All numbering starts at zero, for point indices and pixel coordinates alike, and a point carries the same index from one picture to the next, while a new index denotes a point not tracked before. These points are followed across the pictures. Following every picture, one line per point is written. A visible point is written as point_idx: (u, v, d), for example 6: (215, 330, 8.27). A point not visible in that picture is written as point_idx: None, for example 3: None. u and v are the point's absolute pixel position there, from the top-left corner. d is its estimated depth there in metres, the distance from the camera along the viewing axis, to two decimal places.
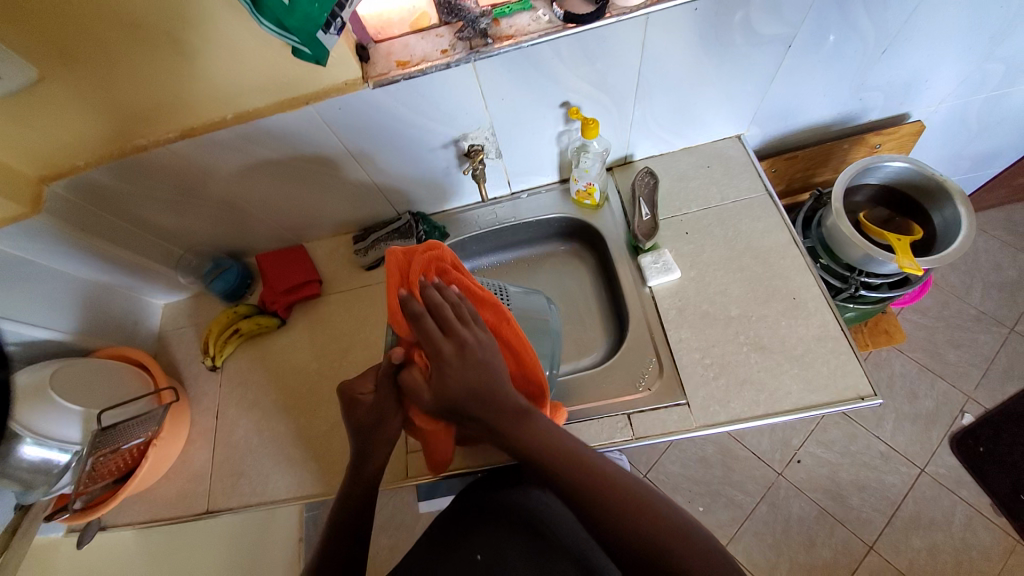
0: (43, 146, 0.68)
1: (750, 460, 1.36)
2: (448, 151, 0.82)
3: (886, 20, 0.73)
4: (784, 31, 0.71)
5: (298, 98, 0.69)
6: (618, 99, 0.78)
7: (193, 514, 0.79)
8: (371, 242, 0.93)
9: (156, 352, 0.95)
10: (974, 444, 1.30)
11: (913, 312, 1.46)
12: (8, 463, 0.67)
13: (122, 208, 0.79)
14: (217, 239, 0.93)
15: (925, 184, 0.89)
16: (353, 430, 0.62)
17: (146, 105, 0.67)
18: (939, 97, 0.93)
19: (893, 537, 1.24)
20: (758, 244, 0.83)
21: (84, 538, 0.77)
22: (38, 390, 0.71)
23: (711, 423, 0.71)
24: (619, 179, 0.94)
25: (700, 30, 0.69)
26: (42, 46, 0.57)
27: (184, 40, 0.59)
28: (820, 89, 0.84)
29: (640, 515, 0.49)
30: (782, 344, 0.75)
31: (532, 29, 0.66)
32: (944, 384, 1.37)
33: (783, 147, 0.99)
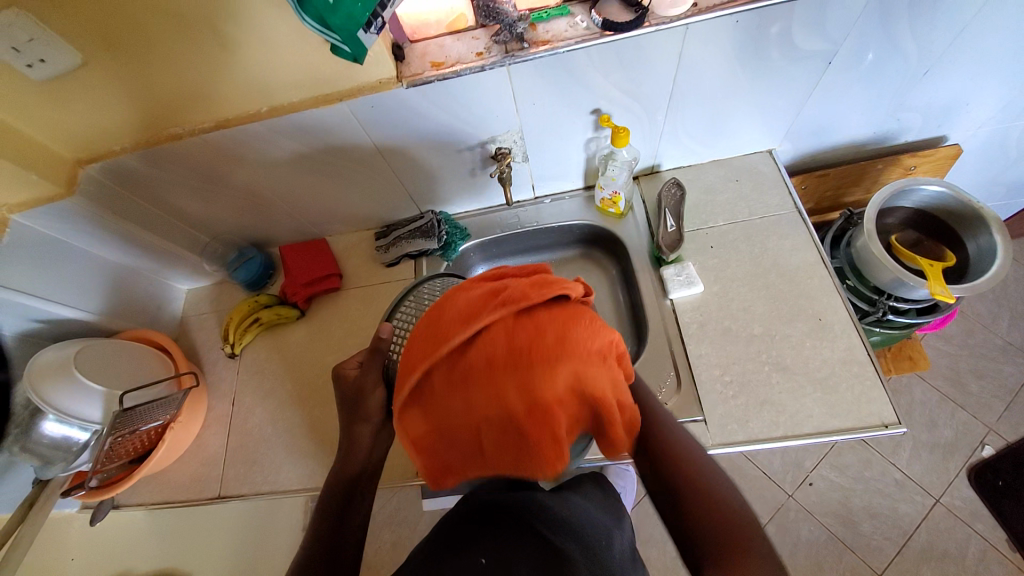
0: (82, 130, 0.70)
1: (760, 479, 1.34)
2: (476, 152, 0.82)
3: (931, 40, 0.71)
4: (824, 47, 0.70)
5: (332, 95, 0.69)
6: (650, 108, 0.77)
7: (206, 498, 0.80)
8: (393, 240, 0.93)
9: (177, 336, 0.96)
10: (994, 477, 1.26)
11: (937, 338, 1.42)
12: (31, 437, 0.70)
13: (152, 194, 0.80)
14: (242, 228, 0.94)
15: (961, 209, 0.87)
16: (340, 402, 0.63)
17: (183, 93, 0.67)
18: (979, 121, 0.91)
19: (904, 568, 1.21)
20: (785, 262, 0.81)
21: (96, 515, 0.79)
22: (63, 367, 0.72)
23: (728, 442, 0.69)
24: (645, 189, 0.93)
25: (739, 42, 0.67)
26: (87, 31, 0.58)
27: (223, 31, 0.60)
28: (858, 108, 0.82)
29: (697, 485, 0.53)
30: (805, 366, 0.73)
31: (568, 36, 0.66)
32: (965, 414, 1.33)
33: (813, 164, 0.98)
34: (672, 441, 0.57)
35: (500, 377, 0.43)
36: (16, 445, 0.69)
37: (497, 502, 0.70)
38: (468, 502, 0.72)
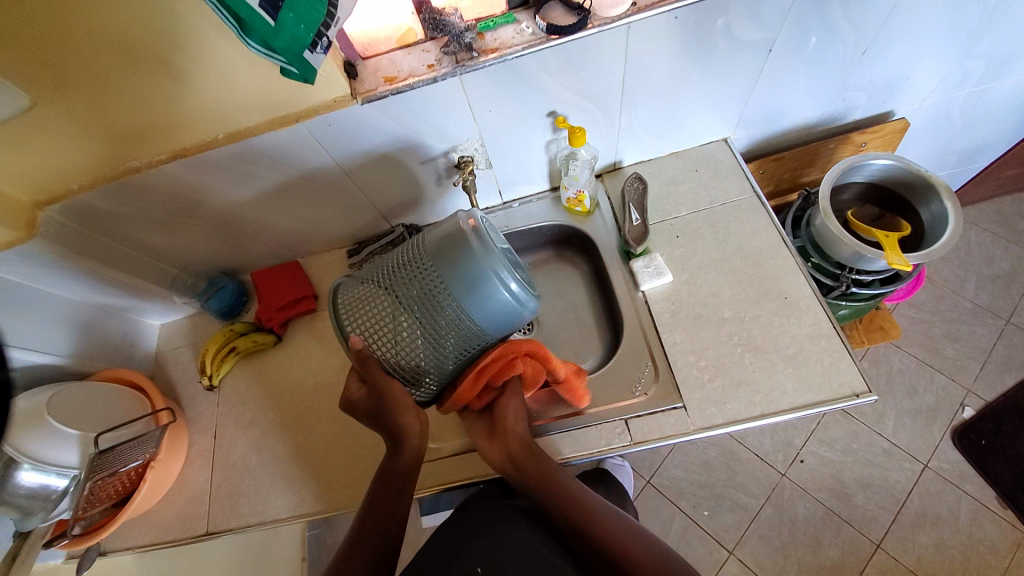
0: (36, 172, 0.69)
1: (753, 461, 1.36)
2: (439, 163, 0.83)
3: (864, 20, 0.75)
4: (763, 35, 0.73)
5: (289, 116, 0.70)
6: (604, 107, 0.79)
7: (193, 535, 0.79)
8: (365, 256, 0.93)
9: (153, 373, 0.94)
10: (977, 437, 1.30)
11: (908, 306, 1.46)
12: (6, 489, 0.67)
13: (116, 230, 0.80)
14: (211, 257, 0.93)
15: (912, 179, 0.90)
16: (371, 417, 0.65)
17: (138, 126, 0.67)
18: (921, 94, 0.95)
19: (900, 535, 1.23)
20: (749, 245, 0.83)
21: (83, 564, 0.75)
22: (36, 414, 0.71)
23: (708, 425, 0.71)
24: (609, 186, 0.95)
25: (681, 36, 0.70)
26: (33, 72, 0.57)
27: (173, 62, 0.60)
28: (804, 90, 0.86)
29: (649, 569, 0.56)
30: (776, 344, 0.75)
31: (516, 42, 0.67)
32: (943, 378, 1.37)
33: (770, 148, 1.01)
34: (603, 519, 0.61)
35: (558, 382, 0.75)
36: None
37: (490, 508, 0.71)
38: (462, 510, 0.72)
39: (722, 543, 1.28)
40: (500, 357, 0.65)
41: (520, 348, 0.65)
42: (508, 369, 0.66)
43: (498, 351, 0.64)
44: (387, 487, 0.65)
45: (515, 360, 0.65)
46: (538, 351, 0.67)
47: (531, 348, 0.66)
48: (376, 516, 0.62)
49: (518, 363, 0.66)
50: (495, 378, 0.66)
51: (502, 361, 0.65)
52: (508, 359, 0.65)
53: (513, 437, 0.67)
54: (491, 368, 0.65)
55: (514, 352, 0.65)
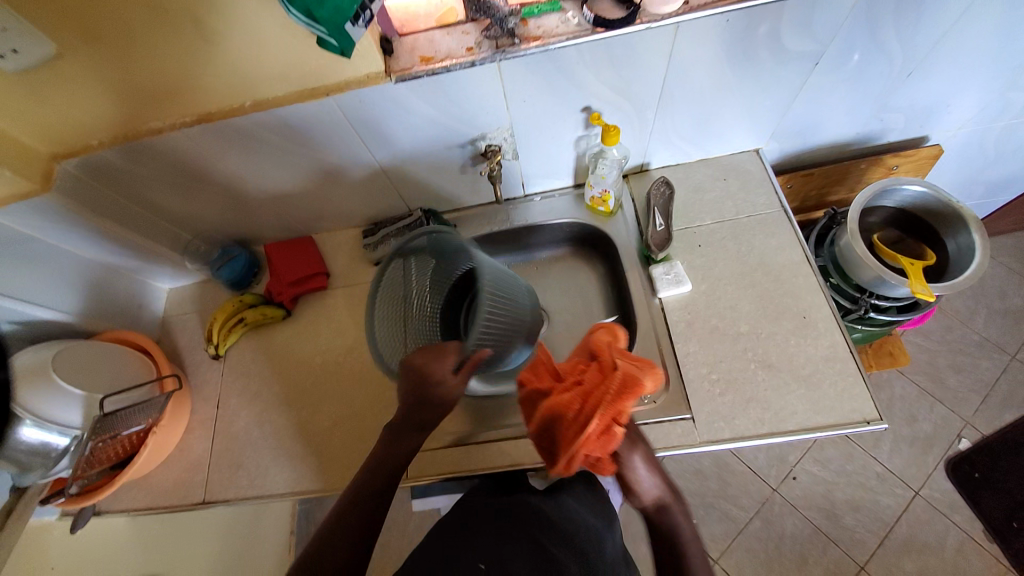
0: (57, 124, 0.67)
1: (746, 474, 1.36)
2: (466, 150, 0.82)
3: (915, 41, 0.72)
4: (811, 48, 0.70)
5: (318, 90, 0.68)
6: (640, 107, 0.77)
7: (189, 503, 0.78)
8: (381, 237, 0.92)
9: (159, 337, 0.94)
10: (970, 469, 1.30)
11: (916, 333, 1.45)
12: (6, 444, 0.66)
13: (130, 189, 0.78)
14: (225, 226, 0.92)
15: (942, 209, 0.89)
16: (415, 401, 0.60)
17: (163, 87, 0.65)
18: (959, 122, 0.93)
19: (885, 559, 1.24)
20: (771, 260, 0.82)
21: (77, 524, 0.76)
22: (40, 370, 0.70)
23: (715, 439, 0.70)
24: (634, 188, 0.93)
25: (728, 40, 0.68)
26: (62, 22, 0.56)
27: (206, 24, 0.58)
28: (843, 107, 0.83)
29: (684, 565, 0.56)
30: (791, 363, 0.74)
31: (559, 32, 0.65)
32: (942, 408, 1.37)
33: (800, 163, 0.99)
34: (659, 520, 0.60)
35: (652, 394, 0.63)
36: None
37: (491, 506, 0.70)
38: (462, 508, 0.72)
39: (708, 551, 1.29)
40: (599, 429, 0.55)
41: (613, 406, 0.55)
42: (613, 437, 0.56)
43: (595, 423, 0.55)
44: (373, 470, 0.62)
45: (616, 420, 0.56)
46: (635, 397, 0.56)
47: (628, 396, 0.55)
48: (359, 507, 0.60)
49: (620, 421, 0.56)
50: (604, 450, 0.56)
51: (602, 431, 0.55)
52: (607, 424, 0.56)
53: (650, 487, 0.59)
54: (594, 442, 0.55)
55: (610, 414, 0.55)
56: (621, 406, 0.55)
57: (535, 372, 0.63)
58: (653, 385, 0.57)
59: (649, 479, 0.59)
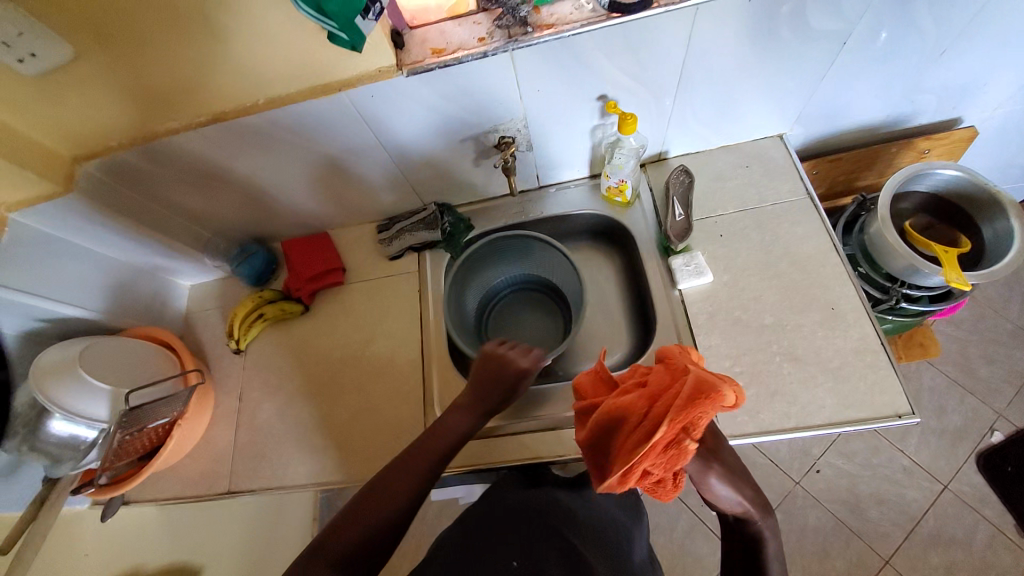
0: (76, 126, 0.68)
1: (766, 467, 1.34)
2: (479, 142, 0.81)
3: (950, 16, 0.69)
4: (838, 26, 0.67)
5: (330, 85, 0.68)
6: (658, 93, 0.75)
7: (216, 493, 0.80)
8: (396, 231, 0.92)
9: (182, 332, 0.96)
10: (1003, 463, 1.25)
11: (946, 323, 1.40)
12: (37, 437, 0.69)
13: (148, 189, 0.79)
14: (244, 222, 0.93)
15: (977, 194, 0.85)
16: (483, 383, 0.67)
17: (178, 86, 0.66)
18: (997, 101, 0.88)
19: (911, 554, 1.21)
20: (797, 249, 0.79)
21: (107, 511, 0.78)
22: (68, 366, 0.72)
23: (739, 434, 0.69)
24: (653, 177, 0.91)
25: (750, 20, 0.65)
26: (78, 24, 0.56)
27: (217, 23, 0.58)
28: (872, 89, 0.80)
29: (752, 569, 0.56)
30: (818, 356, 0.72)
31: (573, 18, 0.64)
32: (974, 400, 1.32)
33: (826, 148, 0.95)
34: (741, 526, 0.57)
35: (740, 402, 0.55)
36: (25, 445, 0.69)
37: (520, 502, 0.70)
38: (491, 500, 0.72)
39: None
40: (665, 438, 0.50)
41: (682, 415, 0.49)
42: (682, 450, 0.50)
43: (661, 432, 0.49)
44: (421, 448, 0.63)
45: (687, 434, 0.50)
46: (711, 407, 0.49)
47: (703, 407, 0.48)
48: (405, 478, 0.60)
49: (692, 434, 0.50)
50: (671, 465, 0.51)
51: (669, 440, 0.50)
52: (675, 434, 0.50)
53: (727, 502, 0.55)
54: (657, 456, 0.51)
55: (679, 425, 0.49)
56: (693, 416, 0.49)
57: (592, 382, 0.65)
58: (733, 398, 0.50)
59: (734, 492, 0.55)
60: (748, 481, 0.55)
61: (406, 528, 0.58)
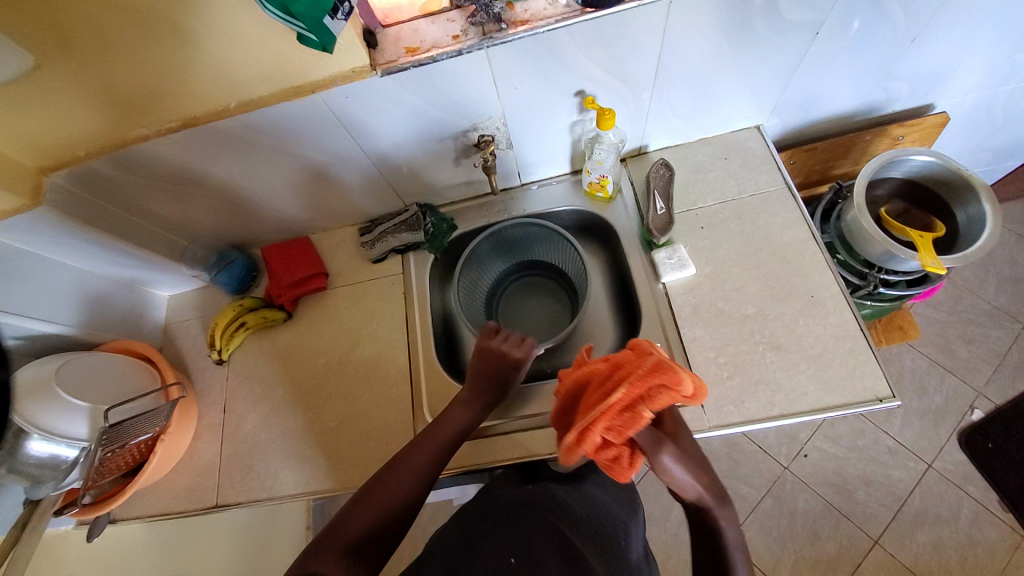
0: (40, 136, 0.66)
1: (756, 453, 1.36)
2: (459, 141, 0.80)
3: (918, 5, 0.70)
4: (810, 16, 0.68)
5: (304, 86, 0.66)
6: (635, 87, 0.75)
7: (203, 507, 0.79)
8: (378, 234, 0.92)
9: (162, 344, 0.94)
10: (984, 440, 1.29)
11: (924, 305, 1.43)
12: (17, 458, 0.67)
13: (121, 198, 0.77)
14: (222, 230, 0.91)
15: (950, 178, 0.86)
16: (486, 374, 0.70)
17: (147, 91, 0.64)
18: (966, 87, 0.90)
19: (899, 533, 1.24)
20: (777, 239, 0.80)
21: (94, 530, 0.75)
22: (43, 385, 0.70)
23: (725, 424, 0.70)
24: (633, 171, 0.91)
25: (724, 13, 0.65)
26: (38, 30, 0.54)
27: (185, 26, 0.57)
28: (844, 78, 0.81)
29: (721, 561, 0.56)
30: (800, 343, 0.73)
31: (547, 14, 0.63)
32: (954, 380, 1.35)
33: (802, 138, 0.96)
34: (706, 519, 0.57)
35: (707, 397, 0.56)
36: (3, 468, 0.66)
37: (517, 499, 0.68)
38: (487, 497, 0.70)
39: None
40: (623, 400, 0.50)
41: (641, 385, 0.50)
42: (637, 416, 0.50)
43: (619, 393, 0.50)
44: (418, 449, 0.63)
45: (642, 405, 0.50)
46: (671, 379, 0.50)
47: (660, 380, 0.50)
48: (402, 479, 0.59)
49: (648, 401, 0.50)
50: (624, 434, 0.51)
51: (626, 405, 0.51)
52: (633, 400, 0.50)
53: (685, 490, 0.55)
54: (611, 423, 0.51)
55: (636, 392, 0.50)
56: (651, 384, 0.50)
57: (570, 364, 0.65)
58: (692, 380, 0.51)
59: (688, 476, 0.54)
60: (705, 469, 0.57)
61: (407, 525, 0.57)
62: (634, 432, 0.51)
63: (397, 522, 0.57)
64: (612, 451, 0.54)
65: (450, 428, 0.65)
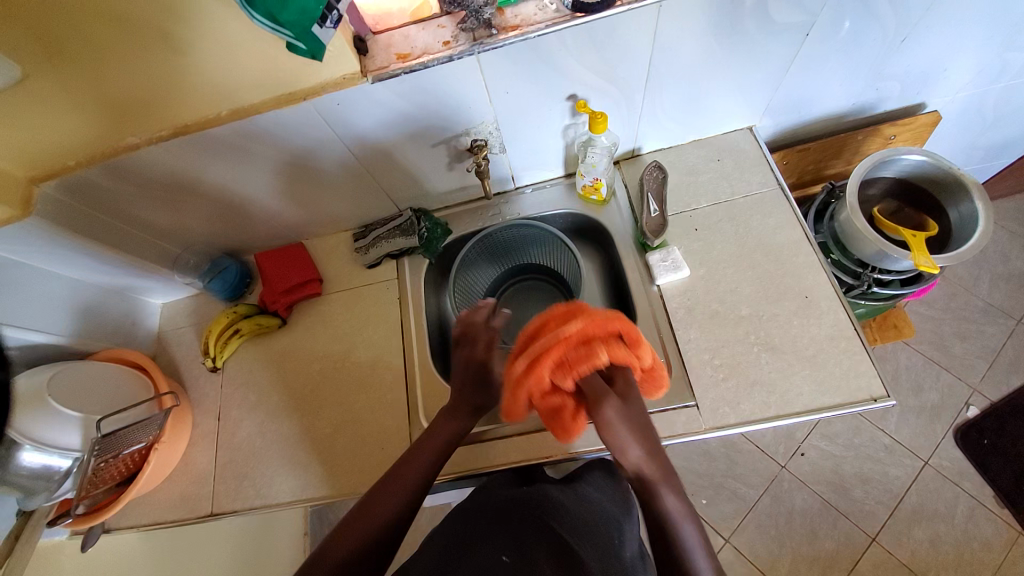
0: (29, 145, 0.65)
1: (753, 452, 1.36)
2: (451, 146, 0.80)
3: (907, 6, 0.70)
4: (800, 18, 0.68)
5: (295, 94, 0.66)
6: (627, 91, 0.75)
7: (198, 516, 0.79)
8: (372, 239, 0.92)
9: (155, 352, 0.93)
10: (979, 436, 1.29)
11: (919, 303, 1.44)
12: (8, 470, 0.66)
13: (113, 207, 0.76)
14: (215, 237, 0.91)
15: (942, 177, 0.87)
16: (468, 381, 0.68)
17: (137, 100, 0.64)
18: (956, 87, 0.90)
19: (896, 530, 1.24)
20: (770, 240, 0.81)
21: (88, 541, 0.75)
22: (36, 396, 0.69)
23: (720, 425, 0.70)
24: (626, 174, 0.91)
25: (715, 16, 0.65)
26: (26, 40, 0.54)
27: (174, 34, 0.57)
28: (835, 79, 0.81)
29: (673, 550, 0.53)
30: (794, 344, 0.73)
31: (538, 19, 0.63)
32: (949, 377, 1.36)
33: (794, 139, 0.97)
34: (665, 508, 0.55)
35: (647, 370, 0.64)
36: None
37: (511, 496, 0.68)
38: (482, 494, 0.70)
39: (718, 531, 1.30)
40: (577, 334, 0.57)
41: (595, 322, 0.58)
42: (588, 350, 0.57)
43: (575, 325, 0.57)
44: (406, 465, 0.62)
45: (593, 343, 0.57)
46: (621, 325, 0.59)
47: (612, 323, 0.58)
48: (391, 498, 0.59)
49: (602, 343, 0.58)
50: (574, 367, 0.57)
51: (580, 339, 0.57)
52: (587, 336, 0.58)
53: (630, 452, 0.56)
54: (565, 355, 0.57)
55: (591, 326, 0.58)
56: (604, 326, 0.58)
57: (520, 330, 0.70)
58: (642, 340, 0.61)
59: (632, 432, 0.57)
60: (650, 442, 0.57)
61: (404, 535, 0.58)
62: (582, 368, 0.57)
63: (388, 541, 0.57)
64: (558, 393, 0.59)
65: (436, 443, 0.65)
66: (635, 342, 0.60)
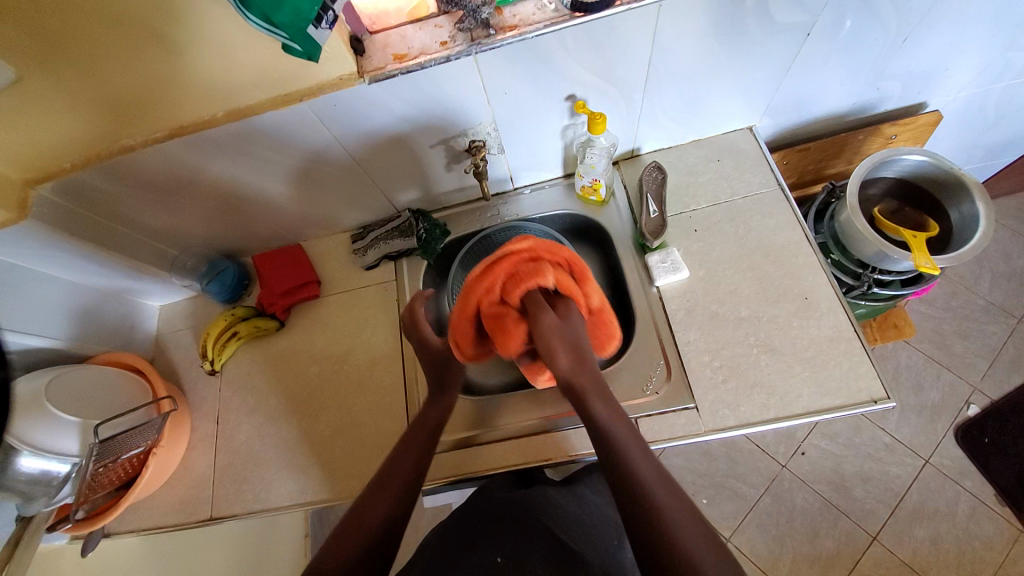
0: (23, 147, 0.65)
1: (754, 452, 1.36)
2: (449, 147, 0.79)
3: (909, 5, 0.69)
4: (801, 18, 0.67)
5: (291, 95, 0.66)
6: (626, 92, 0.75)
7: (197, 519, 0.78)
8: (370, 241, 0.92)
9: (153, 355, 0.93)
10: (979, 435, 1.29)
11: (919, 302, 1.43)
12: (7, 474, 0.66)
13: (110, 209, 0.76)
14: (213, 239, 0.90)
15: (943, 177, 0.86)
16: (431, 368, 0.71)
17: (132, 102, 0.63)
18: (958, 86, 0.90)
19: (896, 529, 1.24)
20: (770, 241, 0.80)
21: (87, 546, 0.76)
22: (34, 401, 0.69)
23: (720, 427, 0.69)
24: (625, 175, 0.91)
25: (715, 17, 0.65)
26: (19, 43, 0.53)
27: (169, 36, 0.56)
28: (836, 78, 0.81)
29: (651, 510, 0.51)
30: (794, 346, 0.73)
31: (536, 19, 0.63)
32: (950, 375, 1.36)
33: (794, 138, 0.96)
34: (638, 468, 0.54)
35: (595, 313, 0.69)
36: None
37: (508, 497, 0.69)
38: (479, 497, 0.70)
39: (719, 530, 1.30)
40: (527, 251, 0.66)
41: (544, 245, 0.68)
42: (535, 264, 0.65)
43: (527, 241, 0.66)
44: (391, 473, 0.60)
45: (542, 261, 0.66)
46: (568, 254, 0.69)
47: (560, 250, 0.68)
48: (379, 506, 0.57)
49: (549, 265, 0.66)
50: (522, 275, 0.65)
51: (530, 256, 0.66)
52: (536, 255, 0.67)
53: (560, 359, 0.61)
54: (515, 266, 0.65)
55: (541, 247, 0.67)
56: (553, 251, 0.68)
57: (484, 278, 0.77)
58: (587, 275, 0.69)
59: (567, 342, 0.62)
60: (582, 358, 0.63)
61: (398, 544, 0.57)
62: (529, 278, 0.64)
63: (380, 551, 0.55)
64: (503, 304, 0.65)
65: (419, 446, 0.63)
66: (579, 272, 0.68)
